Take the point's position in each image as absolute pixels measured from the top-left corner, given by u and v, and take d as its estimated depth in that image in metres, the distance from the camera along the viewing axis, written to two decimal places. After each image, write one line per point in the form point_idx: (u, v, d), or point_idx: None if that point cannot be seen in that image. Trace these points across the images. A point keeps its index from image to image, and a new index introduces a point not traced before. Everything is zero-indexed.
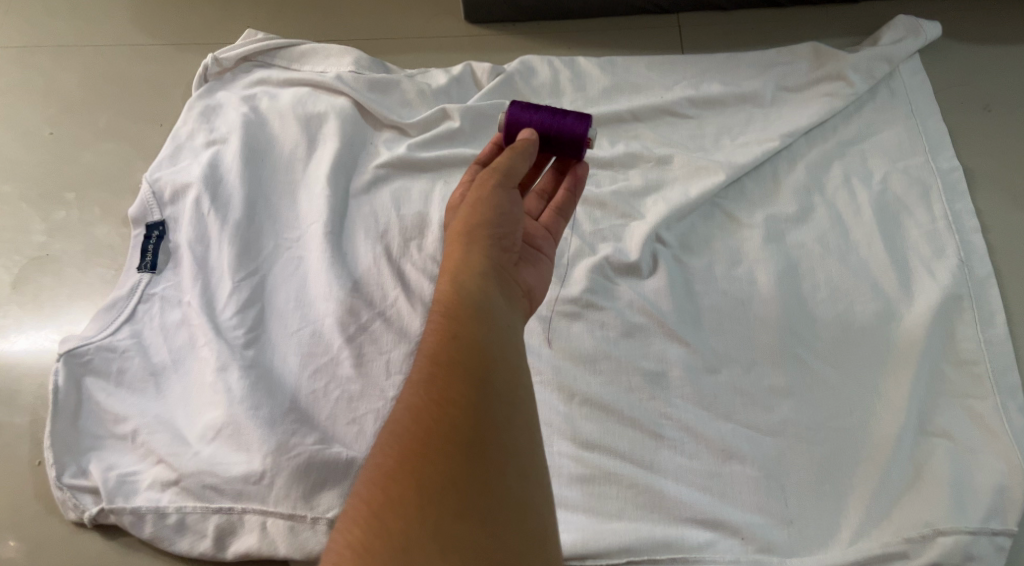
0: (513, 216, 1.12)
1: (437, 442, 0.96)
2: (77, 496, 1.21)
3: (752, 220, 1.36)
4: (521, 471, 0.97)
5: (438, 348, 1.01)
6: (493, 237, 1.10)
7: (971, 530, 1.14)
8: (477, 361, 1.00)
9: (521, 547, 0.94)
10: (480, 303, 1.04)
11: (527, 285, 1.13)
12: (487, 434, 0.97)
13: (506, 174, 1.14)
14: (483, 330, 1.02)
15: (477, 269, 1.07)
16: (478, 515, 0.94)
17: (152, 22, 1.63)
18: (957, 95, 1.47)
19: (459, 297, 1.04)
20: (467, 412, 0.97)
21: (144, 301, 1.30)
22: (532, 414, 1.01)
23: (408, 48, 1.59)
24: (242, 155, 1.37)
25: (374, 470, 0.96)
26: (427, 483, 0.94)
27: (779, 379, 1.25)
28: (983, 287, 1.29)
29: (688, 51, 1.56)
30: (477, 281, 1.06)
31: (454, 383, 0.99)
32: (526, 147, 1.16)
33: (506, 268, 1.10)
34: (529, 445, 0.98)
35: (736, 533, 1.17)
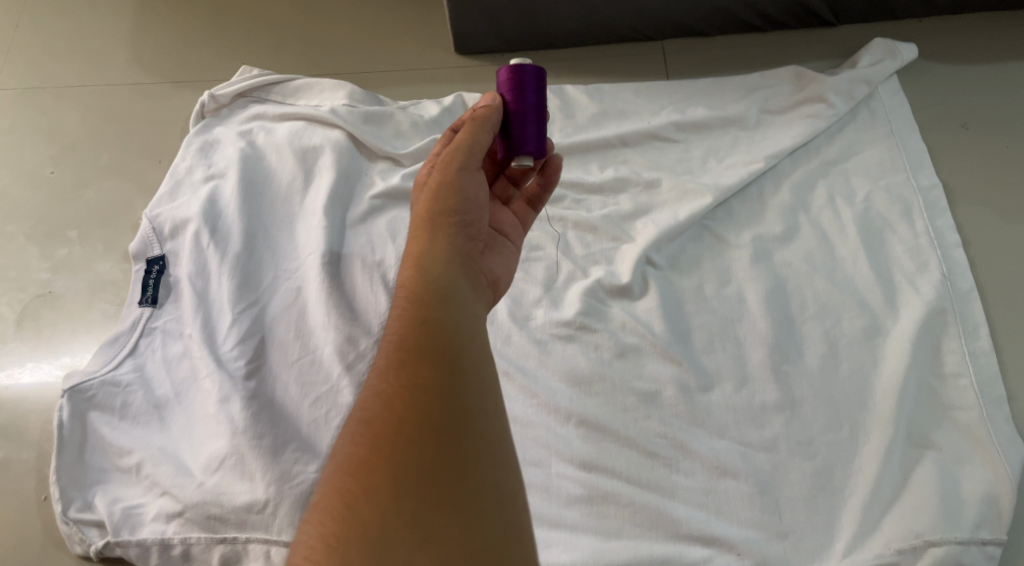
0: (478, 201, 1.13)
1: (410, 430, 0.99)
2: (84, 530, 1.24)
3: (740, 240, 1.39)
4: (494, 459, 0.99)
5: (405, 334, 1.04)
6: (456, 226, 1.12)
7: (961, 539, 1.17)
8: (444, 348, 1.03)
9: (499, 535, 0.96)
10: (445, 290, 1.07)
11: (494, 274, 1.16)
12: (460, 421, 0.99)
13: (467, 155, 1.13)
14: (449, 317, 1.05)
15: (440, 256, 1.09)
16: (453, 504, 0.96)
17: (151, 61, 1.66)
18: (935, 114, 1.51)
19: (425, 282, 1.07)
20: (437, 400, 1.00)
21: (145, 334, 1.33)
22: (500, 401, 1.03)
23: (400, 81, 1.63)
24: (240, 189, 1.40)
25: (347, 459, 0.99)
26: (401, 472, 0.97)
27: (771, 396, 1.27)
28: (966, 300, 1.32)
29: (673, 77, 1.60)
30: (442, 268, 1.09)
31: (421, 369, 1.01)
32: (489, 116, 1.15)
33: (470, 255, 1.13)
34: (500, 433, 1.01)
35: (732, 548, 1.19)
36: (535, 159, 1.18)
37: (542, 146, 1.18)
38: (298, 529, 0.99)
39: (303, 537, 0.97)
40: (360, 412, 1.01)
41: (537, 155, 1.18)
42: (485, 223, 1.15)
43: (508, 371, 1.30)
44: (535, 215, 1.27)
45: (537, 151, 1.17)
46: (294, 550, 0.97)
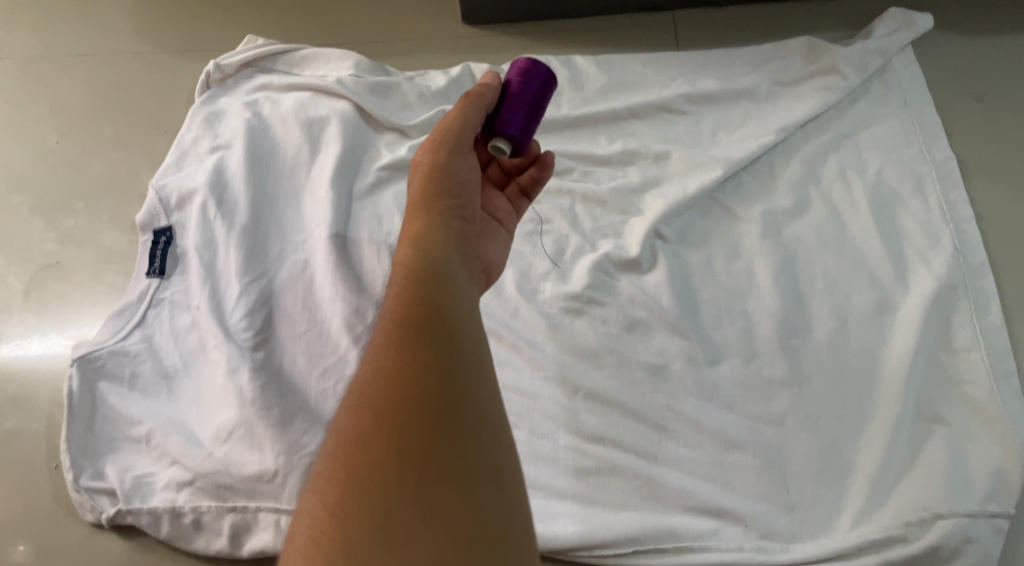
0: (471, 184, 1.15)
1: (411, 404, 0.97)
2: (95, 498, 1.24)
3: (749, 214, 1.38)
4: (493, 435, 0.98)
5: (404, 311, 1.03)
6: (452, 208, 1.13)
7: (969, 512, 1.17)
8: (443, 325, 1.02)
9: (501, 511, 0.95)
10: (442, 268, 1.07)
11: (487, 259, 1.16)
12: (460, 398, 0.98)
13: (459, 136, 1.15)
14: (447, 295, 1.04)
15: (437, 237, 1.09)
16: (455, 479, 0.95)
17: (155, 31, 1.65)
18: (949, 87, 1.49)
19: (422, 261, 1.07)
20: (436, 375, 0.98)
21: (153, 305, 1.33)
22: (495, 379, 1.02)
23: (407, 51, 1.62)
24: (247, 160, 1.39)
25: (347, 432, 0.97)
26: (403, 446, 0.95)
27: (779, 370, 1.27)
28: (977, 275, 1.32)
29: (683, 48, 1.58)
30: (439, 247, 1.09)
31: (421, 346, 1.00)
32: (484, 94, 1.17)
33: (466, 238, 1.13)
34: (497, 411, 1.00)
35: (739, 520, 1.20)
36: (514, 145, 1.18)
37: (526, 135, 1.18)
38: (297, 504, 0.97)
39: (304, 511, 0.95)
40: (360, 388, 0.99)
41: (517, 141, 1.17)
42: (477, 208, 1.16)
43: (516, 344, 1.30)
44: (529, 203, 1.27)
45: (518, 137, 1.17)
46: (295, 525, 0.95)
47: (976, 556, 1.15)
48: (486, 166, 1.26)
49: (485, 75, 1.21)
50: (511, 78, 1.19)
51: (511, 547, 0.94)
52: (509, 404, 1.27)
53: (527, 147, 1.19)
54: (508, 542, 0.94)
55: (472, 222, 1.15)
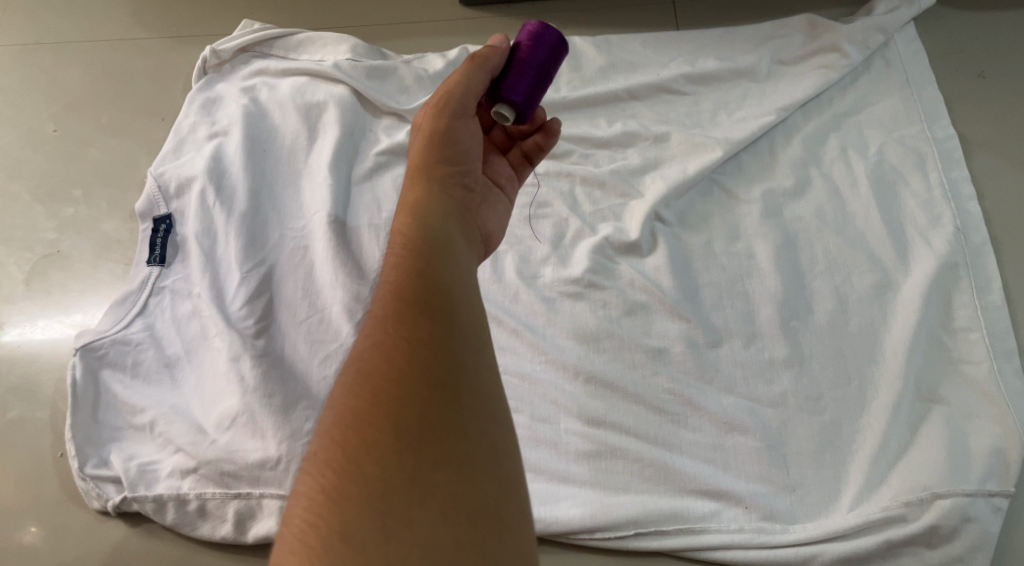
0: (473, 153, 1.15)
1: (410, 383, 0.97)
2: (100, 486, 1.25)
3: (750, 195, 1.38)
4: (491, 415, 0.98)
5: (405, 284, 1.02)
6: (452, 178, 1.13)
7: (968, 492, 1.17)
8: (443, 299, 1.01)
9: (498, 493, 0.95)
10: (442, 243, 1.07)
11: (486, 230, 1.16)
12: (458, 376, 0.98)
13: (462, 101, 1.14)
14: (446, 270, 1.04)
15: (437, 208, 1.10)
16: (454, 461, 0.95)
17: (151, 15, 1.64)
18: (952, 63, 1.48)
19: (423, 232, 1.07)
20: (435, 353, 0.98)
21: (154, 294, 1.33)
22: (494, 357, 1.02)
23: (405, 33, 1.61)
24: (245, 147, 1.39)
25: (344, 412, 0.97)
26: (402, 426, 0.95)
27: (780, 351, 1.27)
28: (979, 253, 1.31)
29: (683, 27, 1.57)
30: (441, 219, 1.09)
31: (422, 321, 1.00)
32: (489, 57, 1.16)
33: (465, 209, 1.13)
34: (496, 390, 1.00)
35: (739, 502, 1.20)
36: (517, 113, 1.16)
37: (529, 103, 1.16)
38: (294, 483, 0.97)
39: (301, 491, 0.95)
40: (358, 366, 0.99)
41: (521, 109, 1.16)
42: (478, 174, 1.16)
43: (516, 328, 1.30)
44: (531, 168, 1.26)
45: (522, 105, 1.16)
46: (292, 505, 0.95)
47: (975, 535, 1.16)
48: (489, 128, 1.25)
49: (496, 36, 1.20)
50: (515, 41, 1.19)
51: (508, 530, 0.94)
52: (509, 388, 1.27)
53: (531, 115, 1.17)
54: (504, 525, 0.94)
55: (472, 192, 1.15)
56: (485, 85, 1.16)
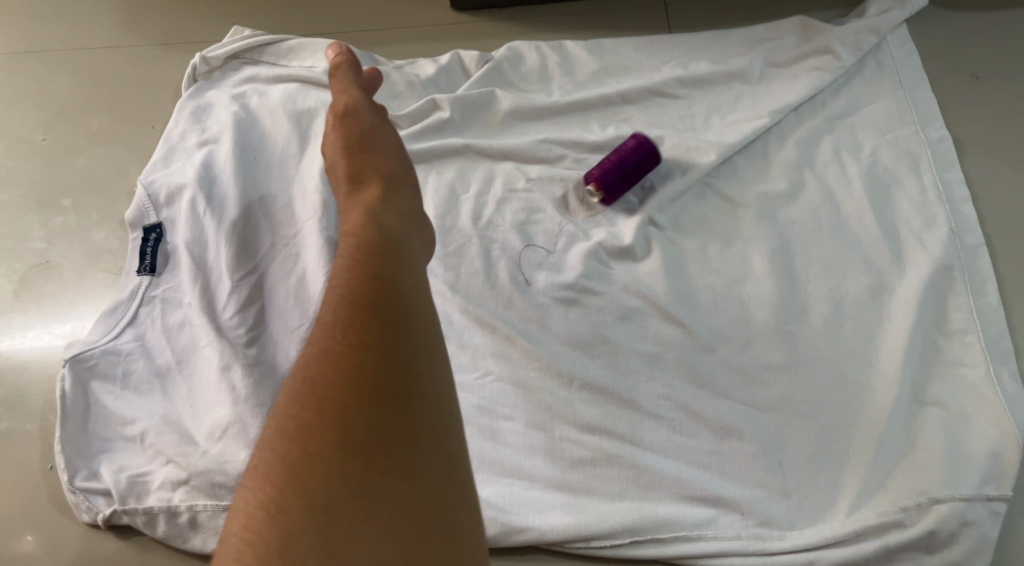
0: (403, 151, 1.16)
1: (357, 391, 0.94)
2: (90, 498, 1.23)
3: (744, 199, 1.37)
4: (443, 421, 0.96)
5: (354, 287, 1.00)
6: (385, 175, 1.12)
7: (965, 496, 1.16)
8: (393, 302, 0.99)
9: (448, 501, 0.93)
10: (396, 246, 1.04)
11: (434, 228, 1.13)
12: (407, 382, 0.96)
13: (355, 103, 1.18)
14: (398, 271, 1.02)
15: (376, 206, 1.08)
16: (401, 472, 0.93)
17: (139, 22, 1.63)
18: (945, 64, 1.47)
19: (369, 232, 1.05)
20: (384, 359, 0.96)
21: (144, 303, 1.32)
22: (447, 361, 0.99)
23: (395, 39, 1.60)
24: (235, 154, 1.38)
25: (288, 423, 0.95)
26: (346, 436, 0.93)
27: (775, 355, 1.26)
28: (974, 255, 1.30)
29: (675, 30, 1.56)
30: (381, 215, 1.07)
31: (371, 326, 0.97)
32: (341, 65, 1.22)
33: (418, 207, 1.11)
34: (448, 395, 0.97)
35: (735, 508, 1.19)
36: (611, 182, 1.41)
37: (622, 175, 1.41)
38: (234, 498, 0.95)
39: (240, 506, 0.93)
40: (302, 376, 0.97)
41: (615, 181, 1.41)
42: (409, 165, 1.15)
43: (510, 335, 1.28)
44: None
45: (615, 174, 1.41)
46: (233, 520, 0.93)
47: (973, 540, 1.15)
48: None
49: (332, 49, 1.26)
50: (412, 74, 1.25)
51: (458, 539, 0.92)
52: (504, 395, 1.26)
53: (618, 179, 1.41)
54: (455, 535, 0.92)
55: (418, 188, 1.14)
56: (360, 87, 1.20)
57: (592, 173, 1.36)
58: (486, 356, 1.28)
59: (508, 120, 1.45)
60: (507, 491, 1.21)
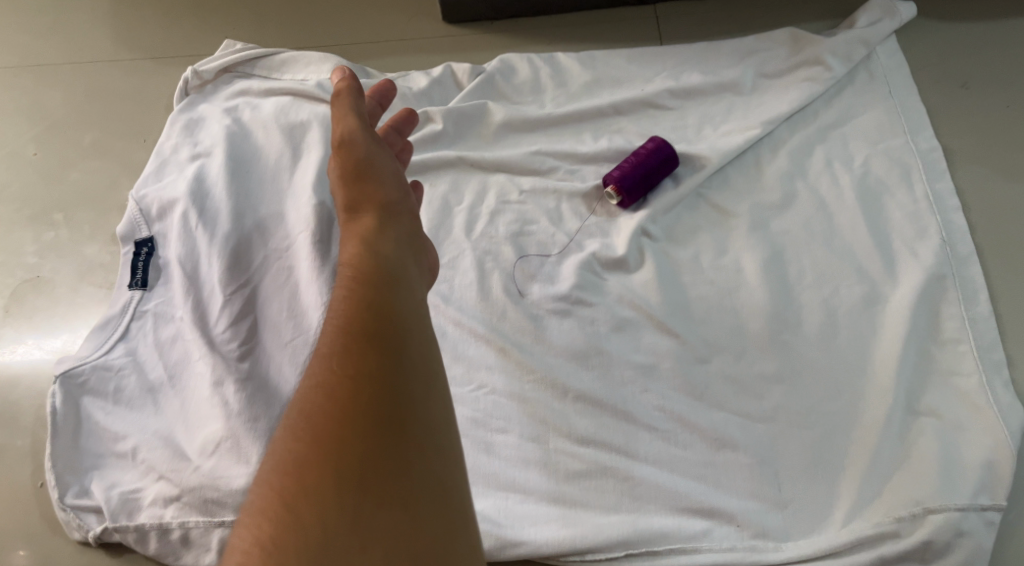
0: (400, 179, 1.14)
1: (355, 422, 0.94)
2: (81, 515, 1.22)
3: (736, 210, 1.37)
4: (440, 449, 0.96)
5: (352, 318, 0.99)
6: (384, 206, 1.10)
7: (960, 506, 1.15)
8: (391, 333, 0.98)
9: (447, 530, 0.93)
10: (394, 274, 1.04)
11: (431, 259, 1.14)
12: (405, 411, 0.95)
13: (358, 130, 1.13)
14: (397, 300, 1.01)
15: (376, 237, 1.07)
16: (398, 501, 0.92)
17: (133, 36, 1.63)
18: (935, 74, 1.48)
19: (371, 264, 1.04)
20: (381, 389, 0.95)
21: (136, 318, 1.32)
22: (444, 390, 0.99)
23: (387, 51, 1.60)
24: (228, 168, 1.38)
25: (286, 455, 0.94)
26: (344, 468, 0.92)
27: (769, 366, 1.26)
28: (966, 264, 1.31)
29: (667, 42, 1.57)
30: (382, 249, 1.06)
31: (368, 356, 0.97)
32: (345, 88, 1.16)
33: (416, 235, 1.11)
34: (445, 423, 0.97)
35: (731, 520, 1.19)
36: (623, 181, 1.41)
37: None
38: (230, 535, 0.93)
39: (236, 543, 0.92)
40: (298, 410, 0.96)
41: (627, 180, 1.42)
42: (407, 195, 1.13)
43: (503, 347, 1.28)
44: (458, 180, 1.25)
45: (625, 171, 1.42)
46: (227, 557, 0.91)
47: (969, 550, 1.14)
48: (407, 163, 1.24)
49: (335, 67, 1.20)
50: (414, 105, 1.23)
51: None
52: (499, 408, 1.26)
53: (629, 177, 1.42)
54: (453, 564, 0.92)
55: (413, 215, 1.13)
56: (362, 110, 1.15)
57: (613, 174, 1.36)
58: (480, 369, 1.28)
59: (501, 132, 1.45)
60: (502, 505, 1.20)
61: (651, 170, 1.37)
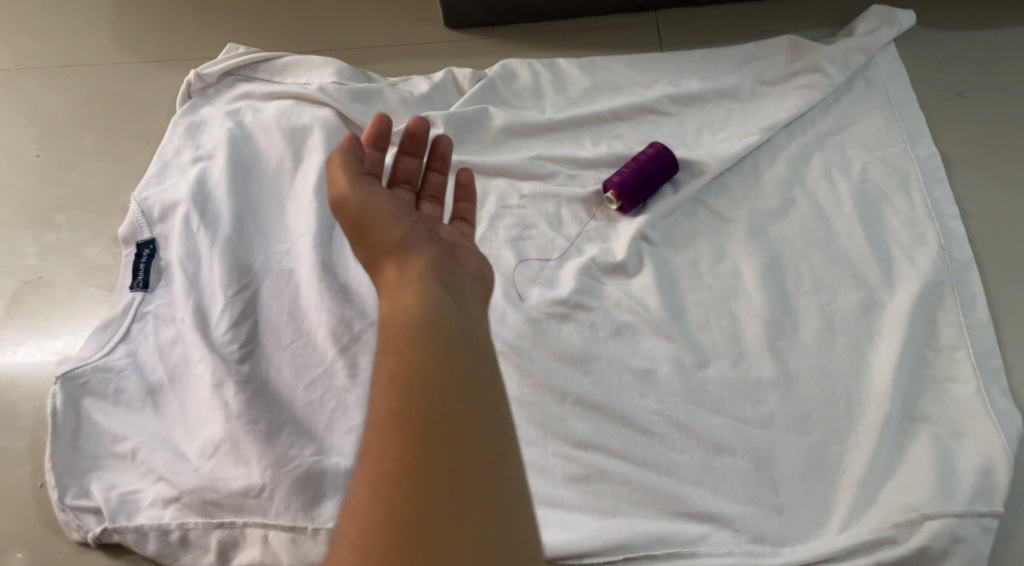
0: (414, 219, 1.10)
1: (429, 490, 0.92)
2: (80, 516, 1.22)
3: (735, 216, 1.38)
4: (516, 505, 0.95)
5: (407, 379, 0.96)
6: (404, 250, 1.06)
7: (957, 512, 1.16)
8: (450, 390, 0.96)
9: None
10: (440, 319, 1.01)
11: (474, 269, 1.10)
12: (478, 472, 0.94)
13: (361, 182, 1.09)
14: (450, 350, 0.99)
15: (408, 286, 1.03)
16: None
17: (135, 40, 1.64)
18: (933, 82, 1.49)
19: (409, 318, 1.00)
20: (451, 451, 0.94)
21: (137, 319, 1.32)
22: (511, 438, 0.98)
23: (389, 56, 1.61)
24: (229, 172, 1.39)
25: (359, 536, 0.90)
26: (424, 540, 0.90)
27: (767, 371, 1.27)
28: (964, 271, 1.31)
29: (666, 48, 1.58)
30: (416, 295, 1.02)
31: (432, 417, 0.95)
32: (344, 143, 1.12)
33: (445, 264, 1.07)
34: (516, 475, 0.96)
35: (728, 525, 1.19)
36: None
37: None
38: None
39: None
40: (373, 472, 0.93)
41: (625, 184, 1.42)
42: (425, 233, 1.09)
43: (502, 350, 1.28)
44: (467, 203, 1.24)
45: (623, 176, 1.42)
46: None
47: (966, 556, 1.14)
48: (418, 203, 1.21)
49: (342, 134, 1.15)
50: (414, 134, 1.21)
51: None
52: None
53: None
54: None
55: (436, 241, 1.09)
56: (360, 161, 1.11)
57: (613, 179, 1.37)
58: None
59: (502, 137, 1.46)
60: None
61: (650, 175, 1.37)
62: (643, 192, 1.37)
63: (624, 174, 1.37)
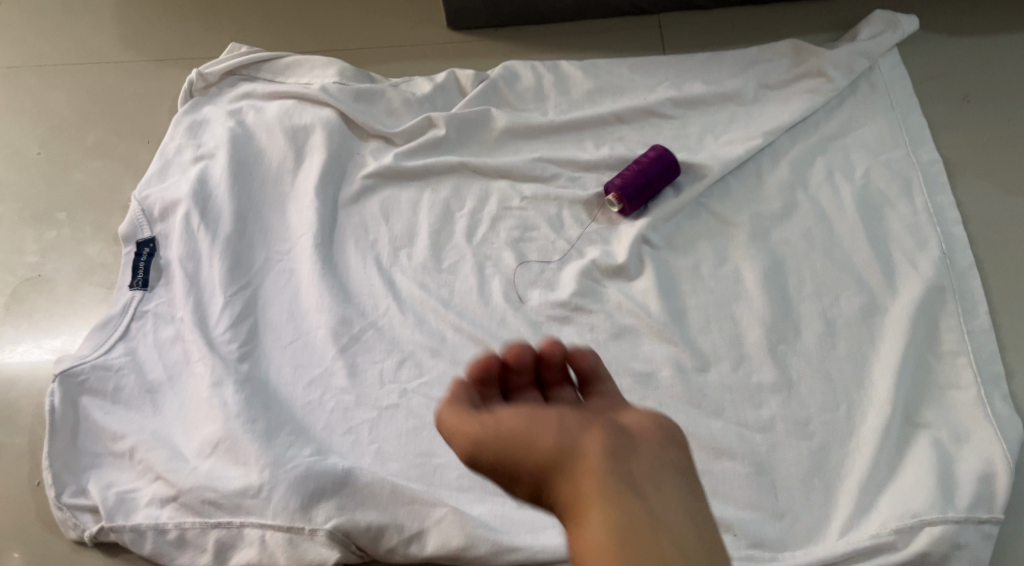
0: (568, 425, 1.04)
1: None
2: (77, 515, 1.21)
3: (737, 219, 1.37)
4: None
5: None
6: (573, 459, 1.02)
7: (957, 519, 1.15)
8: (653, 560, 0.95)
9: None
10: (626, 526, 0.97)
11: (645, 439, 1.05)
12: None
13: (494, 451, 1.04)
14: (652, 543, 0.96)
15: (594, 506, 0.99)
16: None
17: (138, 38, 1.64)
18: (936, 87, 1.49)
19: (603, 540, 0.97)
20: None
21: (137, 318, 1.32)
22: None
23: (391, 56, 1.60)
24: (230, 171, 1.39)
25: None
26: None
27: (768, 375, 1.26)
28: (965, 277, 1.31)
29: (670, 51, 1.57)
30: (606, 508, 0.98)
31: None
32: (450, 424, 1.06)
33: (617, 449, 1.03)
34: None
35: (729, 529, 1.17)
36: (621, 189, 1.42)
37: None
38: None
39: None
40: None
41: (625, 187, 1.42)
42: (596, 438, 1.03)
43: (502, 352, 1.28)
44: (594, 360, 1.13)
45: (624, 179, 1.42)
46: None
47: (965, 563, 1.14)
48: (556, 385, 1.13)
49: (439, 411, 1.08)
50: (526, 351, 1.11)
51: None
52: None
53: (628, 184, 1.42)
54: None
55: (593, 420, 1.05)
56: (491, 422, 1.05)
57: (615, 182, 1.36)
58: None
59: (504, 139, 1.46)
60: (498, 511, 1.19)
61: (651, 178, 1.37)
62: (643, 195, 1.37)
63: (625, 177, 1.36)
